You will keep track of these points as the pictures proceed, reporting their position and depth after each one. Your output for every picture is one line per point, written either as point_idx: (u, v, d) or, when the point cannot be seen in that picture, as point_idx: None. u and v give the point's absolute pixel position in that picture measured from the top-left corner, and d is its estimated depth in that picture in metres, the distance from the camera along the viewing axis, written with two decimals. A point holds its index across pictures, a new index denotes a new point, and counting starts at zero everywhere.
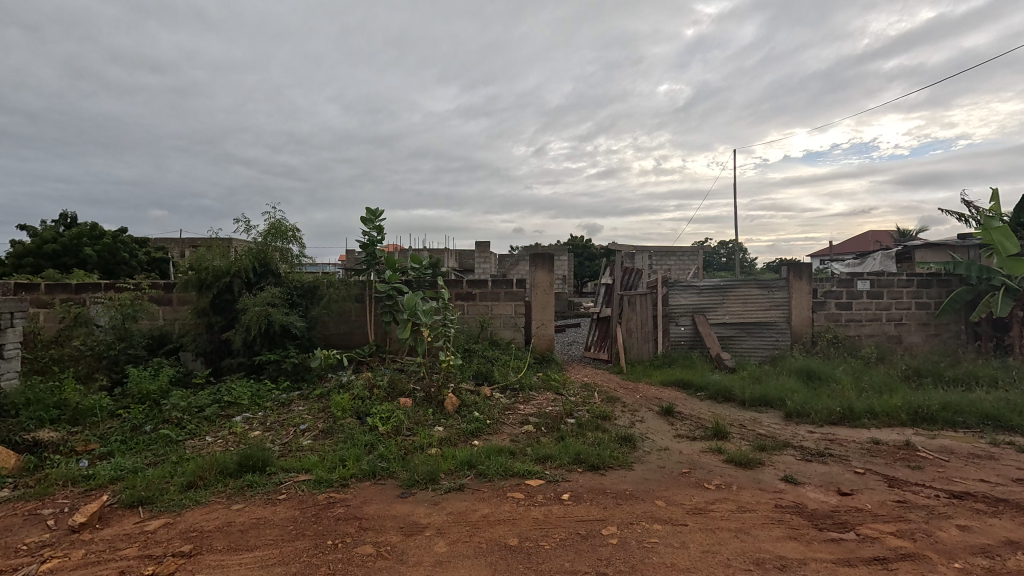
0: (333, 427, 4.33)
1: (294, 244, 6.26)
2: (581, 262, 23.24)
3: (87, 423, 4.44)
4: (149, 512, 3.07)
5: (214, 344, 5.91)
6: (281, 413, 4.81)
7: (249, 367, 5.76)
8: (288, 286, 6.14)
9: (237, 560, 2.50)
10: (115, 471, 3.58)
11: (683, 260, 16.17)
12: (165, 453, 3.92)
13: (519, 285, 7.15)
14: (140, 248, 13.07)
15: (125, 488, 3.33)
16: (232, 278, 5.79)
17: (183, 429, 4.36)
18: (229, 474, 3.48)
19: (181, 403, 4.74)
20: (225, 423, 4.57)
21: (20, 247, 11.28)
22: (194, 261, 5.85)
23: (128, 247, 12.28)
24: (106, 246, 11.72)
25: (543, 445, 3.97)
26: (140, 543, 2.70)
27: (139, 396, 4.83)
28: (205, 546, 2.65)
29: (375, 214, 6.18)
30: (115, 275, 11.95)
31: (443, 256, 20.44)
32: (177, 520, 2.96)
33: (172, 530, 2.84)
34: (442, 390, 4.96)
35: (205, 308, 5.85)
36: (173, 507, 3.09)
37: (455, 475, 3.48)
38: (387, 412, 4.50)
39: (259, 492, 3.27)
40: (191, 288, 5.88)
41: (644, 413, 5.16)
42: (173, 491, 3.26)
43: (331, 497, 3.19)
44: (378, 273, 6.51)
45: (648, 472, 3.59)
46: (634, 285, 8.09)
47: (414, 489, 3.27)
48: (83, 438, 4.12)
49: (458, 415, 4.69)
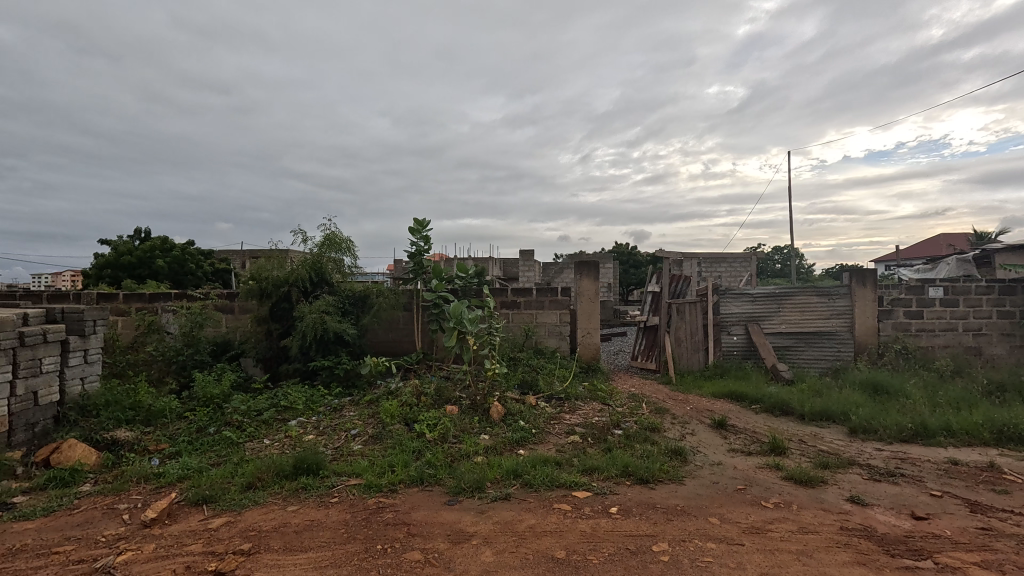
0: (382, 432, 4.43)
1: (347, 255, 6.50)
2: (626, 270, 22.98)
3: (158, 423, 4.76)
4: (213, 510, 3.23)
5: (272, 350, 6.19)
6: (333, 418, 4.98)
7: (304, 373, 5.99)
8: (341, 294, 6.36)
9: (292, 560, 2.60)
10: (183, 470, 3.81)
11: (733, 266, 15.74)
12: (228, 454, 4.14)
13: (563, 293, 7.10)
14: (205, 260, 13.92)
15: (192, 487, 3.53)
16: (290, 287, 6.07)
17: (244, 432, 4.58)
18: (286, 476, 3.62)
19: (242, 406, 4.99)
20: (281, 427, 4.77)
21: (103, 260, 12.23)
22: (255, 271, 6.15)
23: (195, 259, 13.11)
24: (176, 258, 12.60)
25: (590, 456, 3.91)
26: (203, 540, 2.85)
27: (204, 399, 5.13)
28: (262, 545, 2.76)
29: (423, 224, 6.32)
30: (183, 285, 12.78)
31: (488, 265, 20.74)
32: (238, 519, 3.10)
33: (233, 529, 2.97)
34: (487, 398, 4.97)
35: (265, 317, 6.14)
36: (234, 506, 3.24)
37: (501, 484, 3.47)
38: (434, 420, 4.55)
39: (313, 495, 3.39)
40: (252, 297, 6.18)
41: (695, 425, 4.99)
42: (235, 490, 3.43)
43: (380, 502, 3.26)
44: (425, 282, 6.67)
45: (700, 488, 3.46)
46: (682, 293, 7.83)
47: (461, 497, 3.29)
48: (155, 438, 4.41)
49: (504, 423, 4.69)
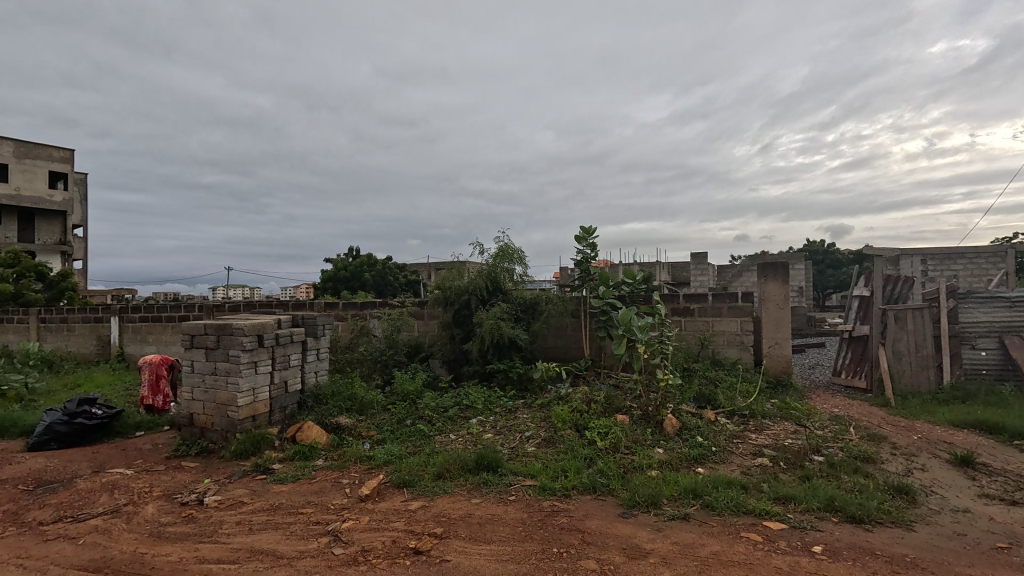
0: (554, 437, 4.54)
1: (519, 265, 6.86)
2: (822, 271, 19.96)
3: (369, 413, 5.60)
4: (411, 493, 3.67)
5: (456, 353, 6.82)
6: (509, 419, 5.27)
7: (482, 375, 6.47)
8: (513, 302, 6.74)
9: (477, 549, 2.81)
10: (388, 455, 4.41)
11: (978, 263, 12.53)
12: (421, 444, 4.68)
13: (744, 299, 6.46)
14: (400, 272, 16.02)
15: (395, 471, 4.06)
16: (470, 296, 6.63)
17: (434, 426, 5.13)
18: (469, 470, 3.94)
19: (432, 403, 5.60)
20: (464, 424, 5.21)
21: (326, 274, 14.93)
22: (440, 282, 6.88)
23: (393, 272, 15.17)
24: (378, 272, 14.74)
25: (784, 483, 3.46)
26: (405, 519, 3.25)
27: (402, 394, 5.89)
28: (451, 531, 3.04)
29: (590, 232, 6.36)
30: (384, 294, 14.88)
31: (656, 270, 19.93)
32: (432, 504, 3.47)
33: (428, 512, 3.34)
34: (660, 410, 4.75)
35: (449, 322, 6.80)
36: (428, 492, 3.64)
37: (679, 502, 3.28)
38: (605, 428, 4.51)
39: (493, 490, 3.62)
40: (438, 305, 6.90)
41: (927, 460, 4.07)
42: (428, 478, 3.85)
43: (554, 505, 3.34)
44: (592, 289, 6.70)
45: (938, 538, 2.80)
46: (903, 297, 6.39)
47: (635, 511, 3.19)
48: (367, 425, 5.20)
49: (679, 438, 4.43)
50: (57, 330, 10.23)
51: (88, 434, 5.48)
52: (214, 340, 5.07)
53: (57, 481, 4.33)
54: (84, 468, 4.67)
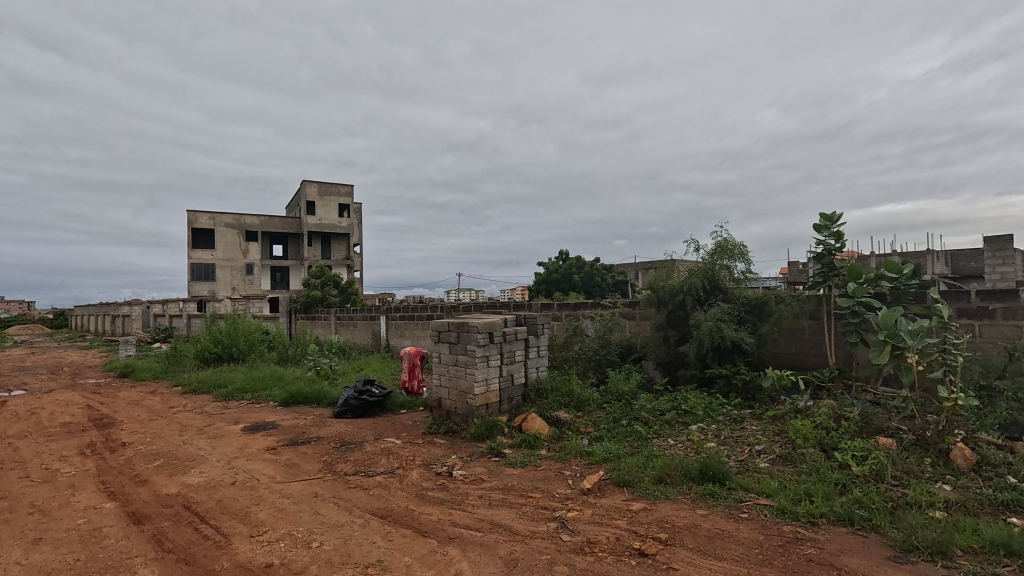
0: (792, 454, 4.02)
1: (741, 260, 6.30)
2: None
3: (585, 409, 5.80)
4: (632, 494, 3.68)
5: (671, 355, 6.49)
6: (734, 430, 4.84)
7: (701, 380, 6.07)
8: (736, 302, 6.21)
9: (708, 565, 2.66)
10: (606, 453, 4.51)
11: None
12: (639, 446, 4.64)
13: None
14: (608, 273, 16.14)
15: (614, 469, 4.11)
16: (684, 296, 6.29)
17: (651, 428, 5.04)
18: (693, 479, 3.76)
19: (648, 405, 5.52)
20: (684, 429, 4.97)
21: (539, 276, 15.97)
22: (652, 282, 6.71)
23: (601, 273, 15.37)
24: (587, 273, 15.11)
25: None
26: (627, 518, 3.28)
27: (617, 394, 5.93)
28: (677, 540, 2.94)
29: (833, 219, 5.43)
30: (593, 295, 15.18)
31: (927, 260, 15.88)
32: (654, 508, 3.42)
33: (650, 516, 3.30)
34: (945, 435, 3.76)
35: (663, 323, 6.54)
36: (649, 495, 3.60)
37: (981, 557, 2.55)
38: (862, 451, 3.79)
39: (722, 504, 3.37)
40: (651, 305, 6.72)
41: None
42: (648, 481, 3.79)
43: (798, 532, 2.94)
44: (838, 287, 5.64)
45: None
46: None
47: (913, 557, 2.61)
48: (584, 422, 5.42)
49: (978, 476, 3.45)
50: (347, 326, 13.22)
51: (369, 408, 6.95)
52: (455, 335, 5.91)
53: (352, 442, 5.60)
54: (368, 434, 5.93)
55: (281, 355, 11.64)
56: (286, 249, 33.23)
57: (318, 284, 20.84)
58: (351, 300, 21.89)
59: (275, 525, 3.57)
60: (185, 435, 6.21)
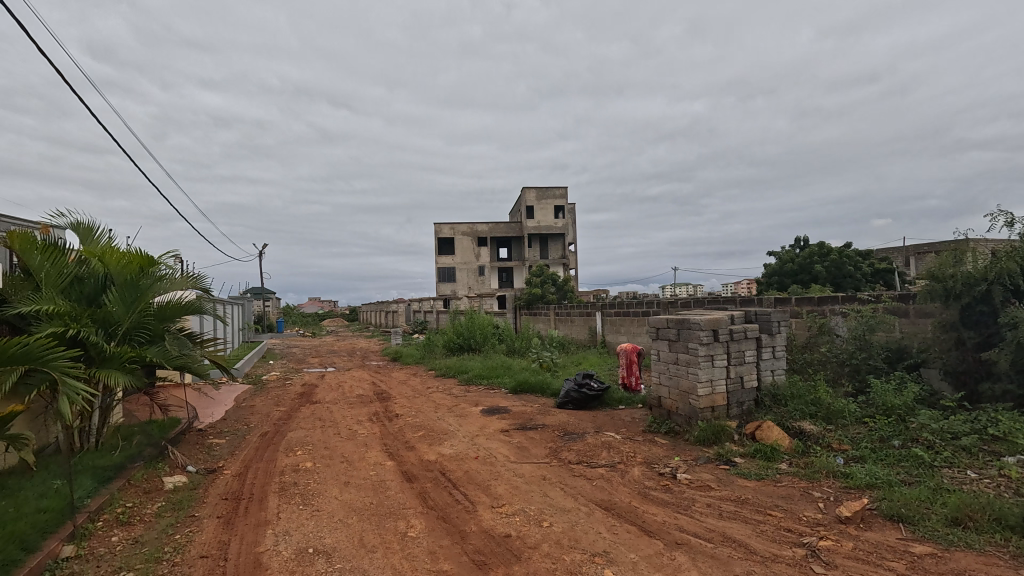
0: None
1: None
2: None
3: (838, 423, 4.90)
4: (912, 533, 2.99)
5: (968, 364, 4.99)
6: None
7: (1021, 399, 4.54)
8: None
9: None
10: (871, 477, 3.77)
11: None
12: (921, 476, 3.73)
13: None
14: (864, 260, 13.31)
15: (882, 499, 3.41)
16: (991, 285, 4.81)
17: (937, 455, 3.99)
18: (1010, 527, 2.88)
19: (932, 424, 4.35)
20: (992, 461, 3.79)
21: (770, 268, 14.09)
22: (933, 269, 5.27)
23: (854, 261, 12.78)
24: (834, 261, 12.74)
25: None
26: (906, 563, 2.71)
27: (883, 408, 4.82)
28: None
29: None
30: (843, 288, 12.72)
31: None
32: (946, 556, 2.74)
33: (941, 565, 2.66)
34: None
35: (954, 323, 5.13)
36: (938, 538, 2.88)
37: None
38: None
39: None
40: (933, 299, 5.30)
41: None
42: (936, 520, 3.04)
43: None
44: None
45: None
46: None
47: None
48: (837, 437, 4.62)
49: None
50: (564, 321, 13.89)
51: (589, 401, 7.15)
52: (675, 332, 5.67)
53: (574, 433, 5.86)
54: (589, 427, 6.12)
55: (509, 347, 12.87)
56: (510, 251, 36.62)
57: (538, 281, 22.55)
58: (567, 297, 22.92)
59: (511, 500, 3.97)
60: (438, 412, 7.38)
